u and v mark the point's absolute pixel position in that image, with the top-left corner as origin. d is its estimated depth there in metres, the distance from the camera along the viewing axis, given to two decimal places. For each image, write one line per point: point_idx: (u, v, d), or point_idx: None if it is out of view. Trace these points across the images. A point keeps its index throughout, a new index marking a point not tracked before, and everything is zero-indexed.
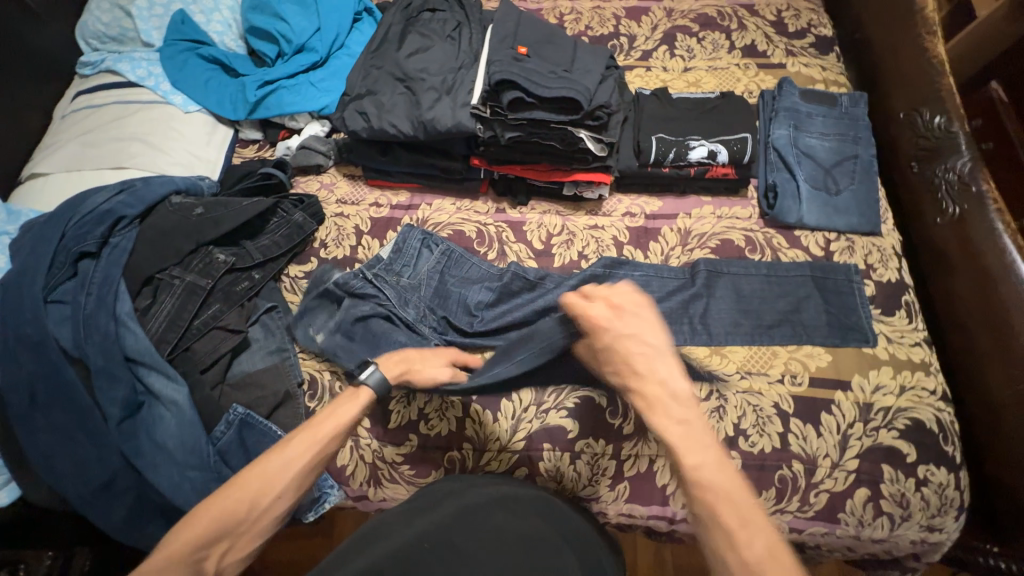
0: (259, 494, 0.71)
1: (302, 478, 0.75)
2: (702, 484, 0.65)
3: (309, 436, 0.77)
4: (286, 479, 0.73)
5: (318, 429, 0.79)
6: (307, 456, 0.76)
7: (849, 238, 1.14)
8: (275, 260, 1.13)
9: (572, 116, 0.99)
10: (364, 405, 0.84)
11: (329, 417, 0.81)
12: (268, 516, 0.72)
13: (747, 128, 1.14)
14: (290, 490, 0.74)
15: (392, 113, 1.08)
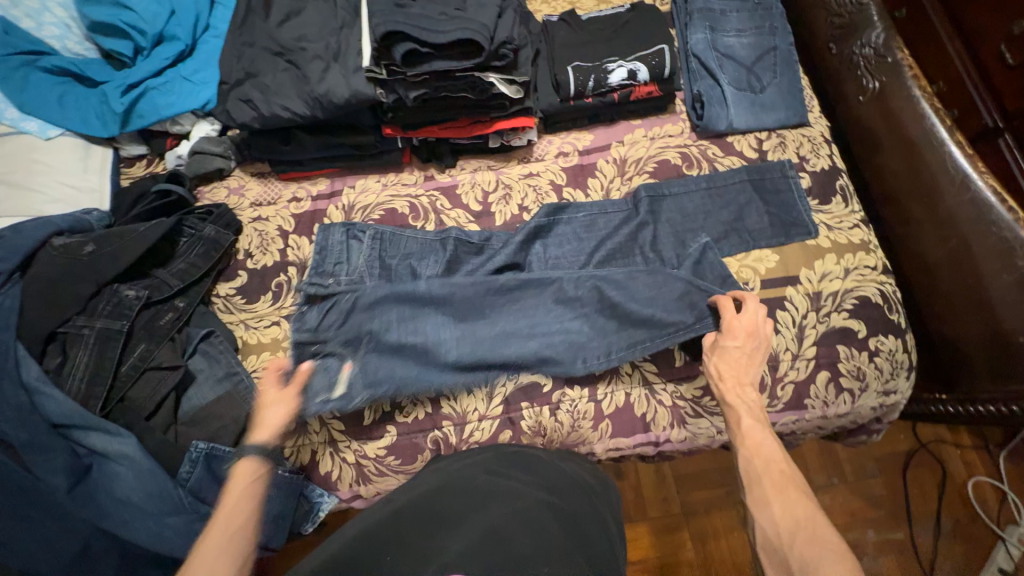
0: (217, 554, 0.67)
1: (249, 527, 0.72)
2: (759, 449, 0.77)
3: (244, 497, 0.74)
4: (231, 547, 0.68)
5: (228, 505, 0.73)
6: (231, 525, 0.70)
7: (780, 133, 1.13)
8: (199, 283, 1.04)
9: (477, 61, 0.89)
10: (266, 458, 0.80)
11: (228, 489, 0.75)
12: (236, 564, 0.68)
13: (662, 39, 1.08)
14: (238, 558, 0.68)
15: (279, 94, 0.96)
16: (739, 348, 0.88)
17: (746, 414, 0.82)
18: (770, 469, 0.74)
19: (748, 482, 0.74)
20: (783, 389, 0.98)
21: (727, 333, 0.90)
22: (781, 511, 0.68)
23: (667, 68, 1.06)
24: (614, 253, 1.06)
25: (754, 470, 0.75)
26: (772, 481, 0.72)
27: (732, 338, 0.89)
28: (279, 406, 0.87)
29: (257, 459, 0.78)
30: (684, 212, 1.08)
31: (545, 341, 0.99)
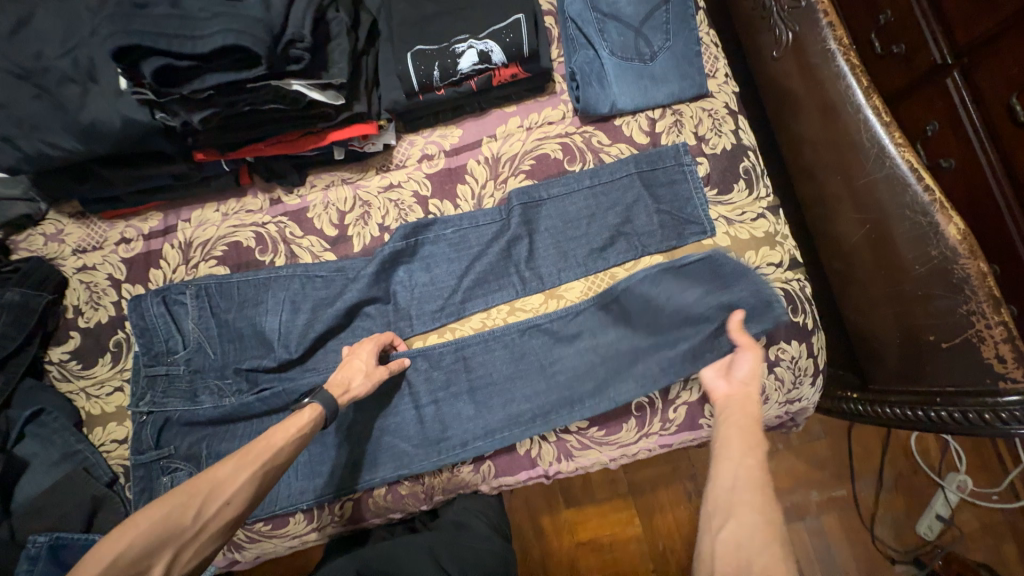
0: (208, 498, 0.62)
1: (252, 487, 0.66)
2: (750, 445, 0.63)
3: (260, 452, 0.69)
4: (233, 491, 0.64)
5: (278, 437, 0.71)
6: (259, 460, 0.68)
7: (676, 110, 0.95)
8: (18, 354, 0.91)
9: (257, 72, 0.71)
10: (311, 424, 0.74)
11: (280, 429, 0.72)
12: (217, 526, 0.62)
13: (521, 5, 0.87)
14: (243, 502, 0.65)
15: (41, 128, 0.78)
16: (752, 371, 0.73)
17: (746, 429, 0.65)
18: (751, 486, 0.59)
19: (717, 501, 0.60)
20: (675, 411, 0.90)
21: (742, 359, 0.75)
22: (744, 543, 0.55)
23: (527, 45, 0.86)
24: (486, 276, 0.94)
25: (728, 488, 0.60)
26: (751, 517, 0.57)
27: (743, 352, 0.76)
28: (354, 373, 0.83)
29: (322, 403, 0.77)
30: (565, 218, 0.95)
31: (445, 376, 0.92)
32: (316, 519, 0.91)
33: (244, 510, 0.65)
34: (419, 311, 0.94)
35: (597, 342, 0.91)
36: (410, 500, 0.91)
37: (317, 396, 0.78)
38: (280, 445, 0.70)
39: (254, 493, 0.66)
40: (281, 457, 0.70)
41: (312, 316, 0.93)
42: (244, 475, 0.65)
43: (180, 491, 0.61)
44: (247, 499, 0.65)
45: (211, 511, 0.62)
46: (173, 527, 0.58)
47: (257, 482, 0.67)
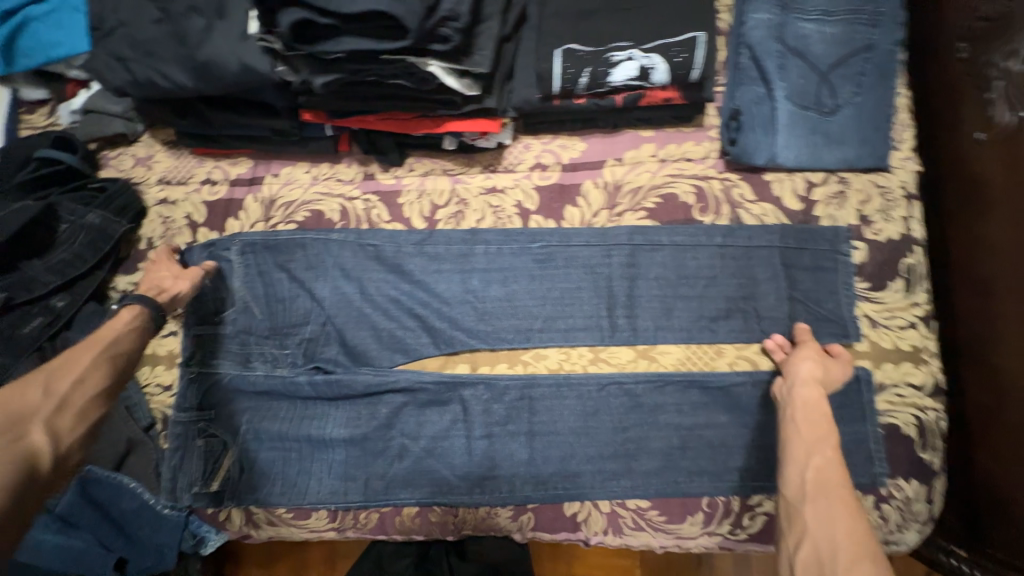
0: (50, 383, 0.66)
1: (103, 371, 0.71)
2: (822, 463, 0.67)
3: (90, 344, 0.72)
4: (78, 371, 0.69)
5: (118, 329, 0.76)
6: (96, 347, 0.72)
7: (842, 179, 0.81)
8: (88, 276, 0.88)
9: (400, 44, 0.62)
10: (134, 319, 0.78)
11: (106, 326, 0.76)
12: (82, 398, 0.67)
13: (700, 21, 0.74)
14: (97, 376, 0.70)
15: (156, 55, 0.72)
16: (812, 368, 0.74)
17: (811, 431, 0.70)
18: (823, 487, 0.65)
19: (792, 497, 0.66)
20: (751, 519, 0.78)
21: (798, 357, 0.76)
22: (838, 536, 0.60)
23: (697, 70, 0.73)
24: (574, 315, 0.84)
25: (799, 484, 0.67)
26: (825, 512, 0.63)
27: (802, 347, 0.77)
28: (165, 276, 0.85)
29: (139, 301, 0.79)
30: (678, 270, 0.83)
31: (506, 408, 0.84)
32: (339, 519, 0.86)
33: (106, 386, 0.70)
34: (492, 332, 0.86)
35: (682, 420, 0.81)
36: (437, 529, 0.85)
37: (132, 298, 0.79)
38: (114, 340, 0.74)
39: (108, 374, 0.71)
40: (122, 345, 0.74)
41: (390, 308, 0.89)
42: (83, 360, 0.70)
43: (27, 385, 0.65)
44: (102, 371, 0.71)
45: (64, 388, 0.67)
46: (21, 408, 0.63)
47: (110, 363, 0.72)
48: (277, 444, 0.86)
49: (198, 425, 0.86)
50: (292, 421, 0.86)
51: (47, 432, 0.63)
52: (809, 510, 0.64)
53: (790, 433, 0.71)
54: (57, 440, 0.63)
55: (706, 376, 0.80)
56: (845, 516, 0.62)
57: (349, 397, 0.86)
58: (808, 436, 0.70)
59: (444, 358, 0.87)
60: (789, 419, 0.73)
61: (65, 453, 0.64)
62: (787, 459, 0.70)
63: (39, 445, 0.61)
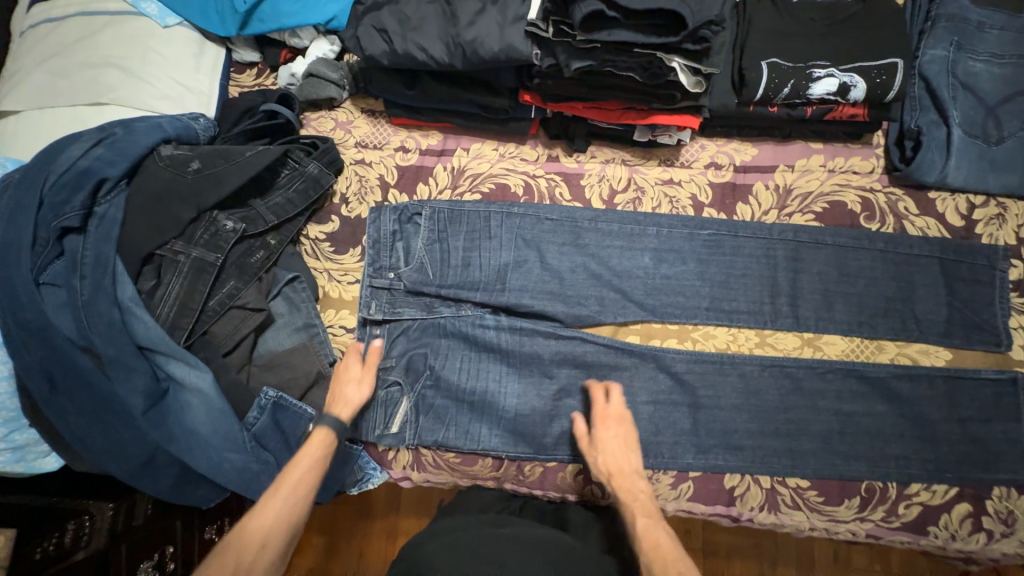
0: (244, 548, 0.69)
1: (288, 528, 0.73)
2: (657, 545, 0.69)
3: (286, 492, 0.75)
4: (272, 531, 0.71)
5: (298, 461, 0.77)
6: (286, 502, 0.74)
7: (1001, 203, 0.89)
8: (293, 221, 0.96)
9: (667, 39, 0.72)
10: (326, 450, 0.80)
11: (299, 456, 0.78)
12: (262, 564, 0.70)
13: (892, 51, 0.84)
14: (278, 541, 0.72)
15: (420, 31, 0.83)
16: (621, 441, 0.81)
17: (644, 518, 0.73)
18: None
19: None
20: (906, 508, 0.83)
21: (606, 434, 0.82)
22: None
23: (893, 92, 0.83)
24: (740, 301, 0.91)
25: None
26: None
27: (606, 431, 0.82)
28: (353, 391, 0.86)
29: (331, 428, 0.82)
30: (843, 270, 0.90)
31: (671, 381, 0.90)
32: (502, 470, 0.92)
33: (285, 545, 0.72)
34: (660, 307, 0.92)
35: (839, 409, 0.86)
36: (595, 490, 0.91)
37: (323, 423, 0.81)
38: (304, 480, 0.77)
39: (287, 535, 0.73)
40: (303, 495, 0.76)
41: (568, 277, 0.94)
42: (271, 516, 0.72)
43: (231, 547, 0.69)
44: (282, 535, 0.72)
45: (252, 554, 0.69)
46: None
47: (291, 515, 0.74)
48: (450, 395, 0.92)
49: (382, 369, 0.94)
50: (467, 372, 0.93)
51: None
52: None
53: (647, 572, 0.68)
54: None
55: (871, 368, 0.86)
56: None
57: (522, 363, 0.92)
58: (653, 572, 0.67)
59: (614, 328, 0.94)
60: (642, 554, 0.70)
61: None
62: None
63: None
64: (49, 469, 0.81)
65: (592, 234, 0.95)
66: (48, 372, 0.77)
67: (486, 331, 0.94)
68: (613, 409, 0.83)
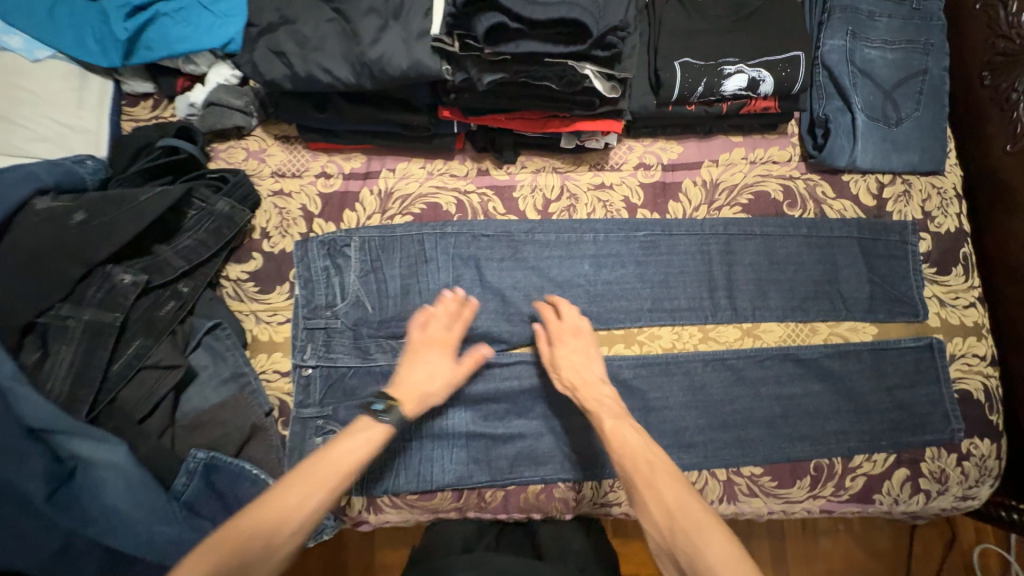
0: (272, 529, 0.63)
1: (318, 505, 0.67)
2: (623, 441, 0.74)
3: (338, 457, 0.70)
4: (291, 510, 0.65)
5: (361, 449, 0.72)
6: (343, 466, 0.70)
7: (906, 180, 0.95)
8: (207, 264, 0.88)
9: (576, 48, 0.71)
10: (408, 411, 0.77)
11: (360, 426, 0.74)
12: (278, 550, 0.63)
13: (794, 44, 0.87)
14: (303, 514, 0.65)
15: (321, 51, 0.77)
16: (581, 352, 0.85)
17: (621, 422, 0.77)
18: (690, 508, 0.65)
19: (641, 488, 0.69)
20: (852, 480, 0.87)
21: (564, 342, 0.86)
22: (725, 560, 0.60)
23: (799, 84, 0.86)
24: (679, 297, 0.92)
25: (670, 517, 0.65)
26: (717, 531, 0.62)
27: (563, 345, 0.86)
28: (422, 371, 0.81)
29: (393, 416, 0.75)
30: (773, 258, 0.92)
31: (621, 387, 0.89)
32: (464, 498, 0.88)
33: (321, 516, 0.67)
34: (604, 313, 0.92)
35: (782, 393, 0.88)
36: (559, 506, 0.89)
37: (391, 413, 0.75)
38: (367, 440, 0.73)
39: (332, 498, 0.68)
40: (353, 458, 0.71)
41: (510, 294, 0.92)
42: (315, 487, 0.67)
43: (232, 532, 0.62)
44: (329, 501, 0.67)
45: (281, 533, 0.63)
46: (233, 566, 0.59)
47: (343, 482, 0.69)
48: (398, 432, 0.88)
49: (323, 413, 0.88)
50: None
51: None
52: (688, 545, 0.62)
53: (620, 469, 0.72)
54: None
55: (807, 351, 0.88)
56: (719, 531, 0.62)
57: (467, 397, 0.88)
58: (626, 467, 0.72)
59: None
60: (613, 453, 0.74)
61: None
62: (636, 500, 0.69)
63: None
64: None
65: (531, 246, 0.94)
66: None
67: None
68: (569, 324, 0.87)
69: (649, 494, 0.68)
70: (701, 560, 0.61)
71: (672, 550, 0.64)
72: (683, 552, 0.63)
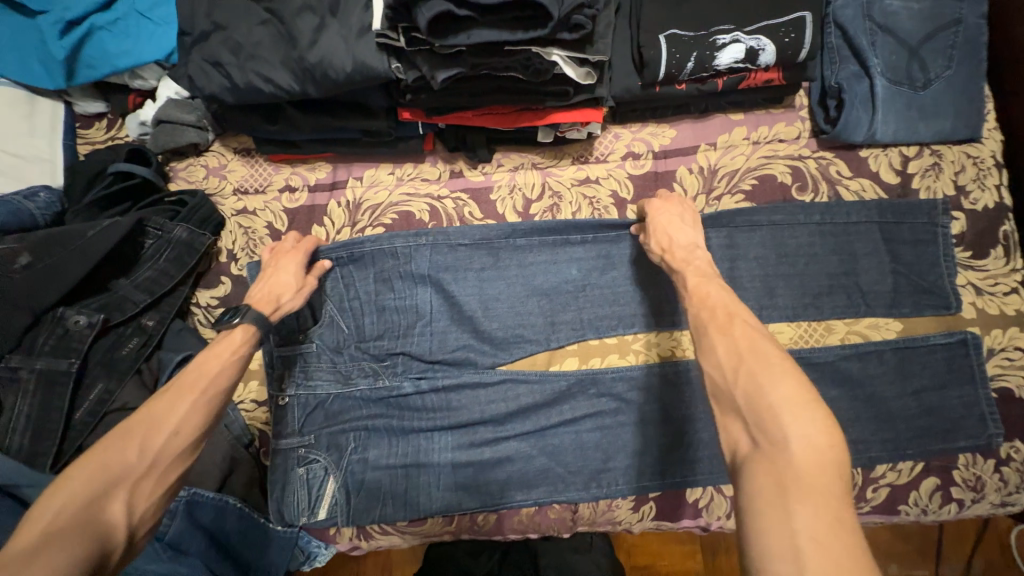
0: (149, 431, 0.58)
1: (198, 419, 0.61)
2: (704, 297, 0.65)
3: (196, 376, 0.64)
4: (172, 420, 0.59)
5: (213, 359, 0.66)
6: (197, 389, 0.63)
7: (935, 151, 0.83)
8: (173, 293, 0.84)
9: (537, 33, 0.62)
10: (250, 342, 0.70)
11: (216, 347, 0.67)
12: (168, 455, 0.58)
13: (799, 1, 0.75)
14: (189, 428, 0.60)
15: (258, 59, 0.70)
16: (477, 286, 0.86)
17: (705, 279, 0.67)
18: (759, 354, 0.55)
19: (715, 329, 0.60)
20: (875, 491, 0.79)
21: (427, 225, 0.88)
22: (810, 438, 0.48)
23: (805, 49, 0.74)
24: (676, 300, 0.84)
25: (738, 361, 0.56)
26: (782, 378, 0.52)
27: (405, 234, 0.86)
28: (282, 286, 0.77)
29: (255, 322, 0.71)
30: (782, 249, 0.82)
31: (617, 402, 0.83)
32: (456, 522, 0.84)
33: (198, 437, 0.61)
34: (594, 320, 0.85)
35: None
36: (556, 526, 0.84)
37: (247, 315, 0.71)
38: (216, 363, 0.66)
39: (203, 422, 0.62)
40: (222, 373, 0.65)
41: (497, 305, 0.85)
42: (182, 402, 0.61)
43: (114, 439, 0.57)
44: (196, 424, 0.61)
45: (156, 441, 0.58)
46: (117, 471, 0.54)
47: (203, 410, 0.62)
48: (381, 460, 0.84)
49: (301, 446, 0.84)
50: (397, 432, 0.84)
51: (125, 505, 0.53)
52: (749, 387, 0.53)
53: (692, 319, 0.64)
54: (131, 512, 0.54)
55: (822, 352, 0.80)
56: (791, 376, 0.52)
57: (453, 421, 0.84)
58: (701, 317, 0.63)
59: (550, 352, 0.86)
60: (688, 307, 0.66)
61: (135, 527, 0.54)
62: (698, 344, 0.61)
63: (112, 520, 0.52)
64: None
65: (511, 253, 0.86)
66: None
67: (413, 383, 0.84)
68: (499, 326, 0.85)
69: (719, 340, 0.59)
70: (761, 398, 0.51)
71: (731, 391, 0.54)
72: (741, 396, 0.53)
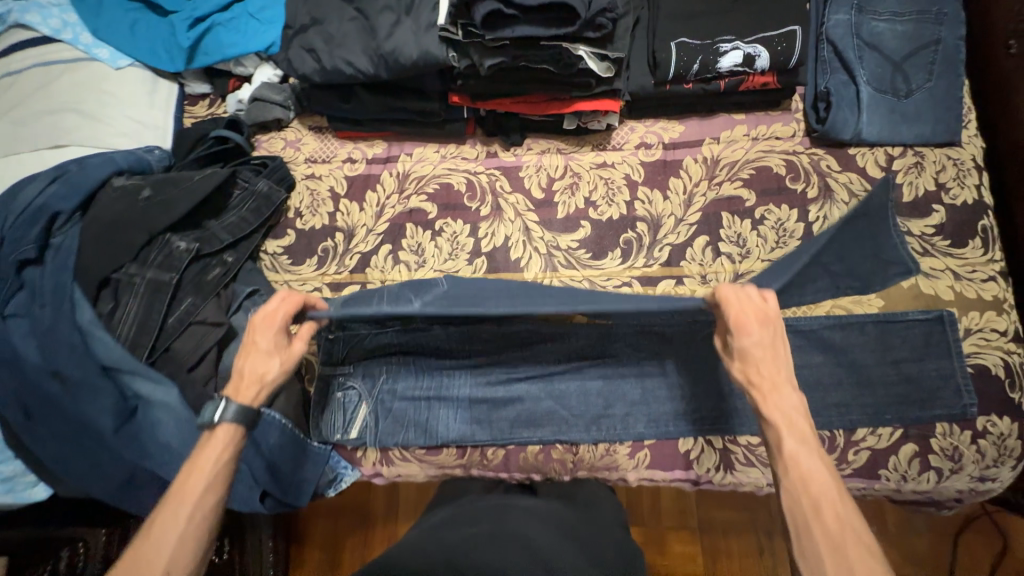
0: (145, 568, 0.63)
1: (191, 545, 0.66)
2: (804, 471, 0.60)
3: (179, 494, 0.68)
4: (163, 555, 0.64)
5: (192, 477, 0.69)
6: (183, 507, 0.67)
7: (918, 152, 0.93)
8: (249, 238, 1.00)
9: (566, 29, 0.78)
10: (232, 445, 0.73)
11: (195, 463, 0.71)
12: None
13: (791, 19, 0.89)
14: (181, 556, 0.65)
15: (344, 47, 0.88)
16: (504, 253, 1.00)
17: (806, 452, 0.62)
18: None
19: (812, 519, 0.58)
20: (856, 454, 0.85)
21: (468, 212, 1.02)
22: None
23: (795, 57, 0.88)
24: (677, 270, 0.95)
25: None
26: None
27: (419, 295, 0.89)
28: (266, 364, 0.79)
29: (234, 417, 0.74)
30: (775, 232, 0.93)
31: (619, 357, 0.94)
32: (467, 455, 0.94)
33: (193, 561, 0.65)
34: (604, 283, 0.96)
35: None
36: (557, 467, 0.93)
37: (225, 414, 0.74)
38: (199, 479, 0.69)
39: (195, 545, 0.66)
40: (203, 491, 0.69)
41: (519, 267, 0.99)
42: (173, 523, 0.66)
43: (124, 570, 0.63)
44: (189, 551, 0.65)
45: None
46: None
47: (191, 531, 0.66)
48: (408, 392, 0.96)
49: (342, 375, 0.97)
50: (423, 369, 0.97)
51: None
52: None
53: (789, 501, 0.60)
54: None
55: (810, 321, 0.88)
56: None
57: (474, 361, 0.95)
58: (799, 501, 0.59)
59: (562, 309, 0.97)
60: (785, 480, 0.61)
61: None
62: (801, 545, 0.58)
63: None
64: (42, 497, 0.93)
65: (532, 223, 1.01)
66: (24, 402, 0.84)
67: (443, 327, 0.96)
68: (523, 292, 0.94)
69: (830, 552, 0.56)
70: None
71: None
72: None
